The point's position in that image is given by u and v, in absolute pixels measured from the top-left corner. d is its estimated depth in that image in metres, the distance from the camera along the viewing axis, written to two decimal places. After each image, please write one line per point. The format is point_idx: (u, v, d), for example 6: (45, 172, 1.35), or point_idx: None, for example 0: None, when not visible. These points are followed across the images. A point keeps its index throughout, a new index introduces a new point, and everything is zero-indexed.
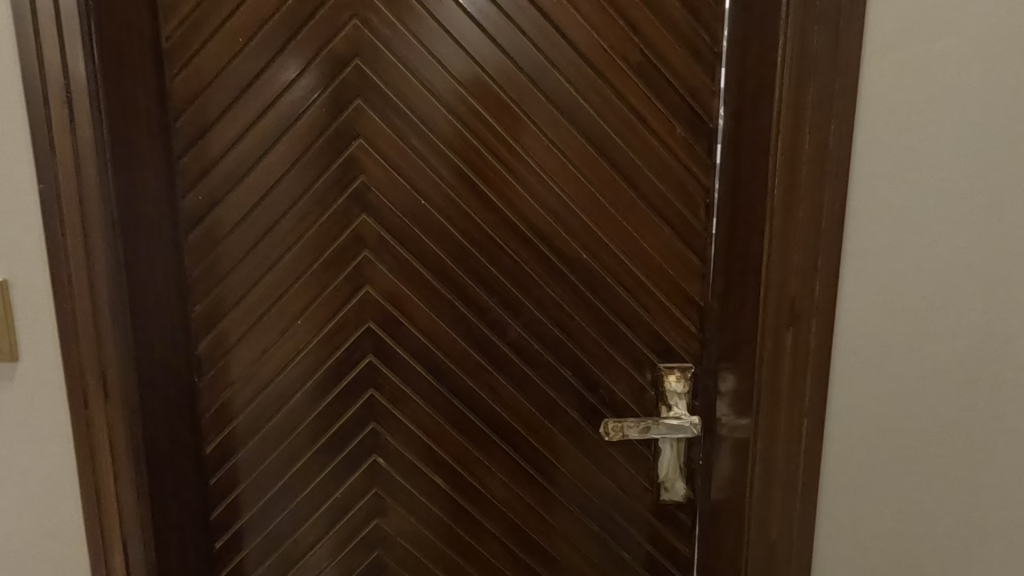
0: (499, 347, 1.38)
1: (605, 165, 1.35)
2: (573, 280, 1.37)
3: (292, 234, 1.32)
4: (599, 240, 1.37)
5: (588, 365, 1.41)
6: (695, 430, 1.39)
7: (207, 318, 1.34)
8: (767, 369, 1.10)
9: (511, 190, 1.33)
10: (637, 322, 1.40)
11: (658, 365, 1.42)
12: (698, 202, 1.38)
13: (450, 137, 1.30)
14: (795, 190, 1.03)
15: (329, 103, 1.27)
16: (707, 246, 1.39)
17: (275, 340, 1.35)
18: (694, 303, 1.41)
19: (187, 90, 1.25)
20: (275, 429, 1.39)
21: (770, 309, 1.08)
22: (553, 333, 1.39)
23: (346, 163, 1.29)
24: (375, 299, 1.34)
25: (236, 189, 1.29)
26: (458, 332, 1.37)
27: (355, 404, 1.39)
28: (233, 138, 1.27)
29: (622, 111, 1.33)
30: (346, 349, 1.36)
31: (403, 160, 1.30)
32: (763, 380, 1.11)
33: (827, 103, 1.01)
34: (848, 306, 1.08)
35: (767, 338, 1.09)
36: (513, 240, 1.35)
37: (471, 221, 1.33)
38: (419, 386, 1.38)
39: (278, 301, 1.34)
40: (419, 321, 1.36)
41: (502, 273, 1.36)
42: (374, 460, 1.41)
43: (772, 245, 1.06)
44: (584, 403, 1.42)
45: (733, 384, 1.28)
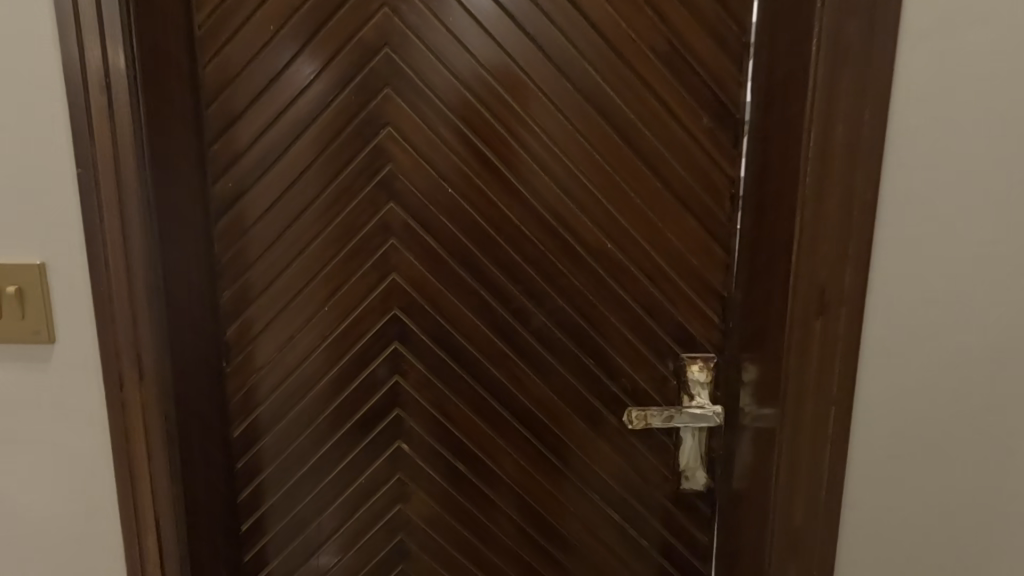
0: (523, 335, 1.40)
1: (631, 156, 1.35)
2: (597, 270, 1.38)
3: (320, 222, 1.33)
4: (624, 230, 1.38)
5: (610, 354, 1.42)
6: (717, 420, 1.39)
7: (235, 304, 1.35)
8: (795, 357, 1.10)
9: (537, 179, 1.34)
10: (660, 312, 1.41)
11: (680, 355, 1.42)
12: (723, 193, 1.38)
13: (478, 125, 1.31)
14: (826, 179, 1.04)
15: (358, 90, 1.28)
16: (731, 236, 1.40)
17: (302, 326, 1.37)
18: (718, 294, 1.41)
19: (218, 77, 1.26)
20: (301, 415, 1.41)
21: (799, 298, 1.08)
22: (576, 321, 1.40)
23: (373, 151, 1.30)
24: (402, 286, 1.36)
25: (265, 177, 1.30)
26: (482, 321, 1.38)
27: (380, 391, 1.40)
28: (262, 126, 1.28)
29: (649, 102, 1.34)
30: (372, 336, 1.38)
31: (431, 149, 1.31)
32: (790, 368, 1.12)
33: (861, 92, 1.01)
34: (878, 297, 1.08)
35: (794, 327, 1.10)
36: (538, 230, 1.36)
37: (497, 210, 1.34)
38: (442, 373, 1.40)
39: (304, 287, 1.35)
40: (444, 309, 1.37)
41: (527, 262, 1.37)
42: (398, 445, 1.43)
43: (801, 235, 1.06)
44: (606, 392, 1.43)
45: (756, 373, 1.28)
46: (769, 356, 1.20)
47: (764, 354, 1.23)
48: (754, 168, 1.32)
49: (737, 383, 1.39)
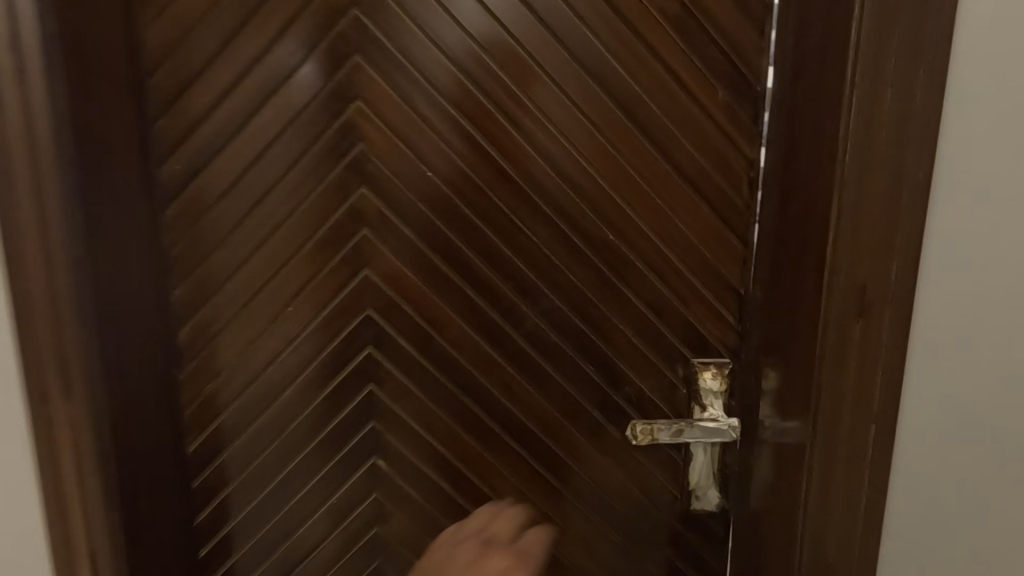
0: (515, 339, 1.23)
1: (636, 134, 1.19)
2: (599, 264, 1.22)
3: (283, 210, 1.16)
4: (629, 220, 1.21)
5: (613, 360, 1.26)
6: (731, 434, 1.25)
7: (187, 303, 1.18)
8: (828, 365, 0.95)
9: (530, 161, 1.18)
10: (669, 313, 1.25)
11: (691, 361, 1.27)
12: (741, 177, 1.22)
13: (461, 99, 1.15)
14: (869, 158, 0.88)
15: (324, 58, 1.11)
16: (749, 227, 1.24)
17: (265, 329, 1.20)
18: (734, 291, 1.26)
19: (162, 42, 1.08)
20: (266, 427, 1.25)
21: (835, 296, 0.92)
22: (575, 323, 1.24)
23: (343, 129, 1.14)
24: (376, 283, 1.20)
25: (219, 158, 1.14)
26: (467, 322, 1.22)
27: (354, 401, 1.24)
28: (214, 99, 1.11)
29: (657, 73, 1.18)
30: (344, 339, 1.21)
31: (407, 127, 1.15)
32: (824, 377, 0.95)
33: (913, 54, 0.85)
34: (926, 295, 0.93)
35: (829, 330, 0.94)
36: (533, 219, 1.20)
37: (484, 196, 1.18)
38: (424, 381, 1.24)
39: (265, 285, 1.19)
40: (424, 310, 1.21)
41: (519, 256, 1.21)
42: (374, 462, 1.27)
43: (839, 221, 0.90)
44: (608, 402, 1.27)
45: (777, 382, 1.13)
46: (796, 363, 1.04)
47: (790, 361, 1.07)
48: (777, 148, 1.15)
49: (755, 392, 1.23)
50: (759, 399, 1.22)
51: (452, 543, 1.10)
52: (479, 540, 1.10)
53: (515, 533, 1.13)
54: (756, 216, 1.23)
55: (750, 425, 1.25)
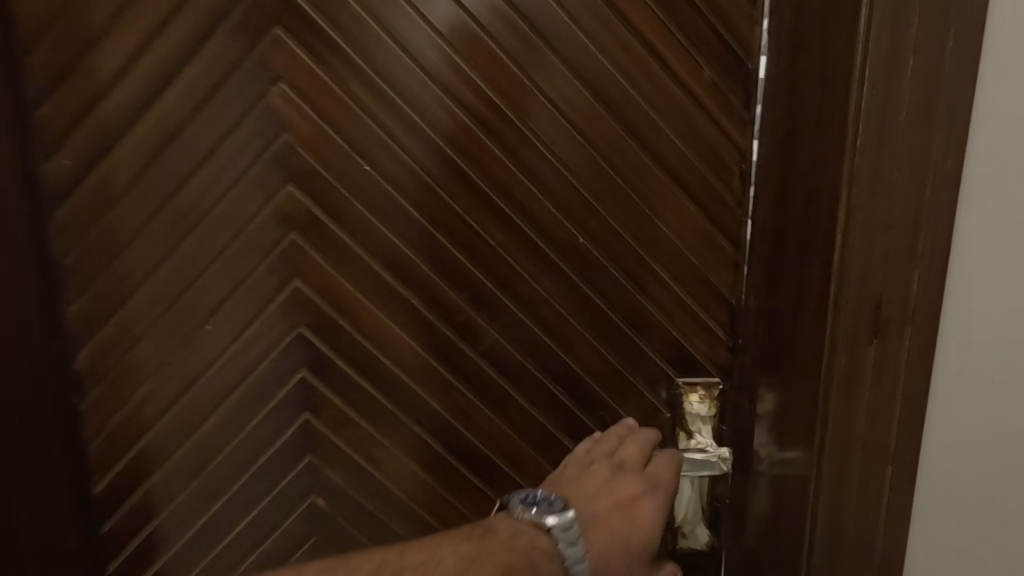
0: (473, 359, 1.07)
1: (609, 122, 1.02)
2: (567, 273, 1.06)
3: (193, 212, 0.98)
4: (603, 221, 1.05)
5: (585, 381, 1.10)
6: (722, 466, 1.09)
7: (85, 321, 1.01)
8: (836, 393, 0.79)
9: (487, 153, 1.01)
10: (649, 327, 1.09)
11: (676, 381, 1.11)
12: (731, 171, 1.06)
13: (404, 81, 0.97)
14: (885, 145, 0.72)
15: (238, 31, 0.94)
16: (741, 228, 1.08)
17: (178, 351, 1.03)
18: (725, 302, 1.10)
19: (40, 12, 0.91)
20: (183, 464, 1.07)
21: (844, 312, 0.77)
22: (541, 339, 1.07)
23: (262, 116, 0.96)
24: (309, 296, 1.03)
25: (115, 150, 0.96)
26: (417, 340, 1.06)
27: (287, 432, 1.07)
28: (105, 79, 0.94)
29: (634, 50, 1.01)
30: (273, 361, 1.04)
31: (340, 113, 0.97)
32: (830, 408, 0.80)
33: (940, 14, 0.69)
34: (955, 314, 0.76)
35: (836, 352, 0.78)
36: (490, 220, 1.03)
37: (434, 194, 1.01)
38: (369, 407, 1.08)
39: (176, 300, 1.01)
40: (366, 326, 1.05)
41: (476, 263, 1.04)
42: (312, 501, 1.10)
43: (848, 222, 0.75)
44: (581, 429, 1.12)
45: (775, 405, 0.98)
46: (797, 389, 0.88)
47: (789, 385, 0.91)
48: (773, 137, 0.99)
49: (749, 418, 1.08)
50: (754, 427, 1.06)
51: (612, 467, 1.02)
52: (612, 466, 1.02)
53: (649, 462, 1.04)
54: (748, 216, 1.07)
55: (744, 456, 1.09)
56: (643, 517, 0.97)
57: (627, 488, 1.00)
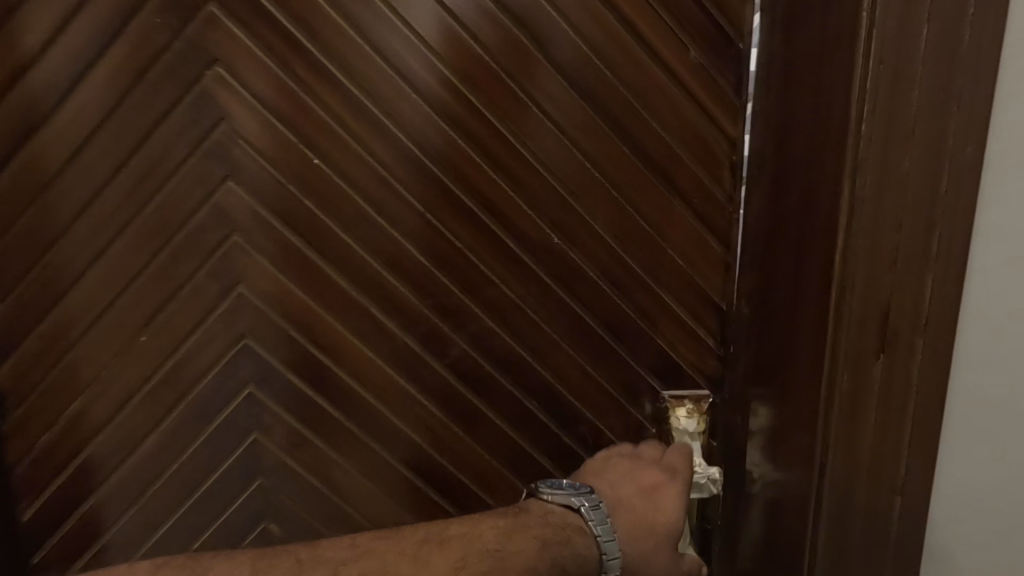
0: (439, 371, 0.98)
1: (585, 110, 0.93)
2: (542, 276, 0.96)
3: (123, 211, 0.89)
4: (580, 220, 0.95)
5: (563, 394, 1.00)
6: (712, 488, 0.99)
7: (5, 332, 0.91)
8: (837, 414, 0.70)
9: (451, 145, 0.91)
10: (632, 335, 0.99)
11: (661, 394, 1.02)
12: (721, 163, 0.96)
13: (356, 64, 0.87)
14: (892, 131, 0.63)
15: (166, 7, 0.83)
16: (732, 225, 0.98)
17: (110, 365, 0.93)
18: (714, 308, 1.00)
19: None
20: (119, 489, 0.97)
21: (846, 322, 0.67)
22: (513, 349, 0.98)
23: (197, 104, 0.86)
24: (255, 304, 0.93)
25: (31, 143, 0.86)
26: (376, 351, 0.96)
27: (235, 453, 0.98)
28: (17, 62, 0.83)
29: (612, 30, 0.91)
30: (216, 375, 0.94)
31: (285, 100, 0.87)
32: (831, 430, 0.71)
33: None
34: (971, 324, 0.68)
35: (837, 367, 0.69)
36: (456, 219, 0.93)
37: (392, 190, 0.92)
38: (324, 426, 0.98)
39: (107, 308, 0.91)
40: (319, 337, 0.95)
41: (440, 266, 0.94)
42: (264, 527, 1.00)
43: (850, 220, 0.65)
44: (558, 446, 1.02)
45: (768, 422, 0.88)
46: (793, 406, 0.79)
47: (784, 401, 0.82)
48: (765, 126, 0.90)
49: (741, 434, 0.98)
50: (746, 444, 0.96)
51: (632, 458, 0.95)
52: (630, 458, 0.95)
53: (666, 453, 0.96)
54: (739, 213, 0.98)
55: (736, 476, 1.00)
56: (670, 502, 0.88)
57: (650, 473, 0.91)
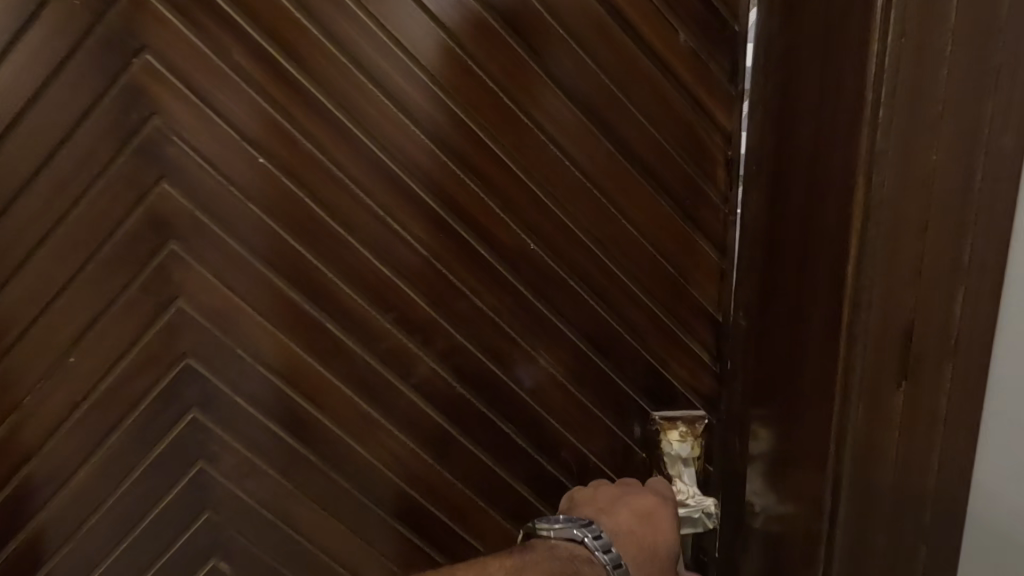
0: (404, 393, 0.88)
1: (563, 101, 0.83)
2: (517, 287, 0.87)
3: (42, 217, 0.78)
4: (559, 224, 0.86)
5: (542, 416, 0.91)
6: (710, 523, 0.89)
7: None
8: (851, 446, 0.61)
9: (413, 141, 0.82)
10: (618, 350, 0.90)
11: (651, 416, 0.92)
12: (715, 160, 0.87)
13: (304, 50, 0.78)
14: (907, 120, 0.54)
15: None
16: (727, 228, 0.89)
17: (32, 392, 0.82)
18: (709, 319, 0.91)
19: None
20: (44, 532, 0.85)
21: (862, 340, 0.58)
22: (486, 367, 0.88)
23: (125, 97, 0.76)
24: (197, 320, 0.83)
25: None
26: (334, 371, 0.87)
27: (175, 486, 0.87)
28: None
29: (592, 11, 0.81)
30: (155, 400, 0.85)
31: (224, 91, 0.77)
32: (845, 465, 0.61)
33: None
34: (1003, 343, 0.59)
35: (850, 393, 0.60)
36: (421, 224, 0.84)
37: (349, 193, 0.82)
38: (278, 455, 0.88)
39: (26, 327, 0.80)
40: (270, 357, 0.85)
41: (404, 276, 0.85)
42: (212, 567, 0.90)
43: (864, 222, 0.56)
44: (539, 473, 0.93)
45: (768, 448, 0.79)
46: (798, 434, 0.69)
47: (788, 427, 0.72)
48: (762, 117, 0.80)
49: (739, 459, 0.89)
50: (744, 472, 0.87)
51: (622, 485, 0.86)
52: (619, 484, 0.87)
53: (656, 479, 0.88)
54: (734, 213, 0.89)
55: (734, 506, 0.90)
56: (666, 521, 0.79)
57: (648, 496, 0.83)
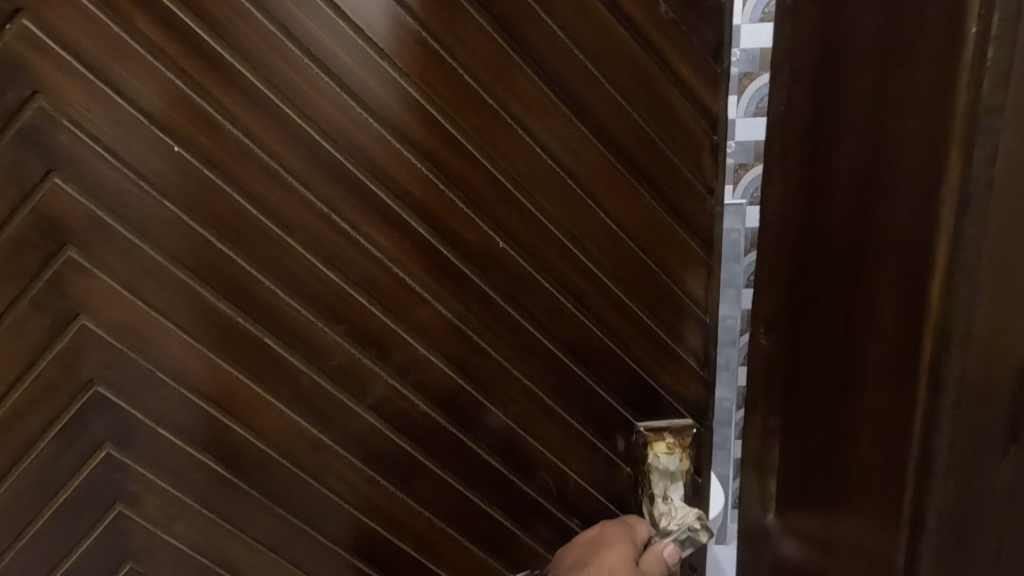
0: (357, 416, 0.77)
1: (534, 80, 0.73)
2: (486, 292, 0.77)
3: None
4: (530, 220, 0.76)
5: (516, 435, 0.82)
6: (707, 533, 0.80)
7: None
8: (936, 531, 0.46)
9: (360, 127, 0.70)
10: (598, 357, 0.81)
11: (635, 428, 0.84)
12: (699, 146, 0.78)
13: (224, 18, 0.65)
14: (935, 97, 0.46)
15: None
16: (715, 222, 0.80)
17: None
18: (695, 320, 0.83)
19: None
20: None
21: (957, 384, 0.44)
22: (454, 383, 0.79)
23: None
24: (105, 341, 0.69)
25: None
26: (275, 394, 0.75)
27: (83, 541, 0.73)
28: None
29: None
30: (55, 439, 0.70)
31: (126, 66, 0.64)
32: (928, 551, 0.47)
33: None
34: None
35: (933, 453, 0.46)
36: (373, 223, 0.73)
37: (286, 187, 0.70)
38: (210, 492, 0.76)
39: None
40: (198, 380, 0.73)
41: (355, 284, 0.74)
42: None
43: (961, 219, 0.43)
44: (515, 497, 0.84)
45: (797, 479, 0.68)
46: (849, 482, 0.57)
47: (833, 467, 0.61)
48: (784, 94, 0.70)
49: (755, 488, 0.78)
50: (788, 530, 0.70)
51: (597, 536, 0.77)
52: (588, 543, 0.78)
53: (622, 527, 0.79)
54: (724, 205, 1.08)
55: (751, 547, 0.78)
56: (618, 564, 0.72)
57: (614, 552, 0.74)
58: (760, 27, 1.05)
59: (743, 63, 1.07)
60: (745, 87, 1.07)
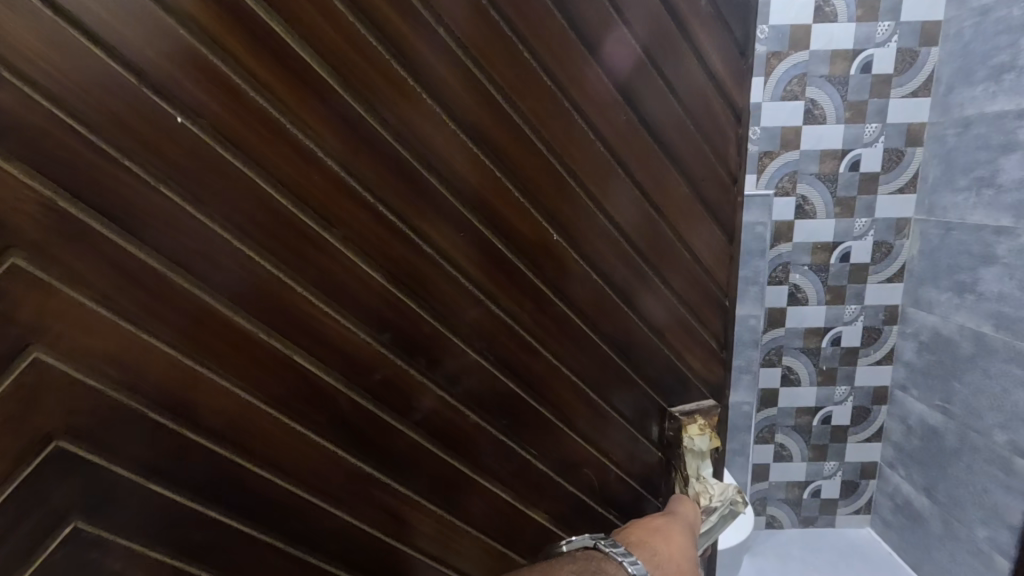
0: (402, 436, 0.68)
1: (590, 64, 0.70)
2: (538, 287, 0.72)
3: None
4: (581, 209, 0.74)
5: (564, 436, 0.78)
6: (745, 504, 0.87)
7: None
8: None
9: (413, 105, 0.61)
10: (638, 347, 0.82)
11: (669, 413, 0.86)
12: (727, 138, 0.81)
13: None
14: None
15: None
16: (738, 211, 0.85)
17: None
18: (717, 306, 0.87)
19: None
20: None
21: None
22: (505, 388, 0.73)
23: None
24: (71, 379, 0.50)
25: None
26: (306, 423, 0.63)
27: None
28: None
29: None
30: None
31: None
32: None
33: None
34: None
35: None
36: (423, 213, 0.64)
37: (324, 172, 0.58)
38: (222, 554, 0.61)
39: None
40: (208, 418, 0.58)
41: (403, 286, 0.65)
42: None
43: None
44: (561, 499, 0.81)
45: None
46: None
47: None
48: None
49: None
50: None
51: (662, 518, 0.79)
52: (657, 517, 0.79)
53: (682, 505, 0.82)
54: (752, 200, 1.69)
55: None
56: (677, 545, 0.75)
57: (676, 543, 0.75)
58: (791, 6, 1.64)
59: (774, 40, 1.68)
60: (775, 65, 1.69)
